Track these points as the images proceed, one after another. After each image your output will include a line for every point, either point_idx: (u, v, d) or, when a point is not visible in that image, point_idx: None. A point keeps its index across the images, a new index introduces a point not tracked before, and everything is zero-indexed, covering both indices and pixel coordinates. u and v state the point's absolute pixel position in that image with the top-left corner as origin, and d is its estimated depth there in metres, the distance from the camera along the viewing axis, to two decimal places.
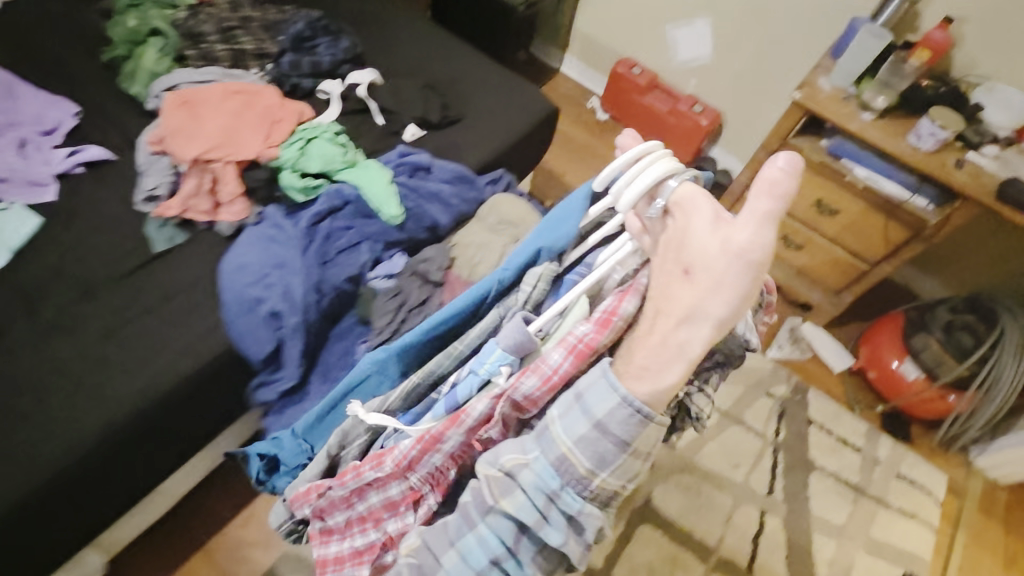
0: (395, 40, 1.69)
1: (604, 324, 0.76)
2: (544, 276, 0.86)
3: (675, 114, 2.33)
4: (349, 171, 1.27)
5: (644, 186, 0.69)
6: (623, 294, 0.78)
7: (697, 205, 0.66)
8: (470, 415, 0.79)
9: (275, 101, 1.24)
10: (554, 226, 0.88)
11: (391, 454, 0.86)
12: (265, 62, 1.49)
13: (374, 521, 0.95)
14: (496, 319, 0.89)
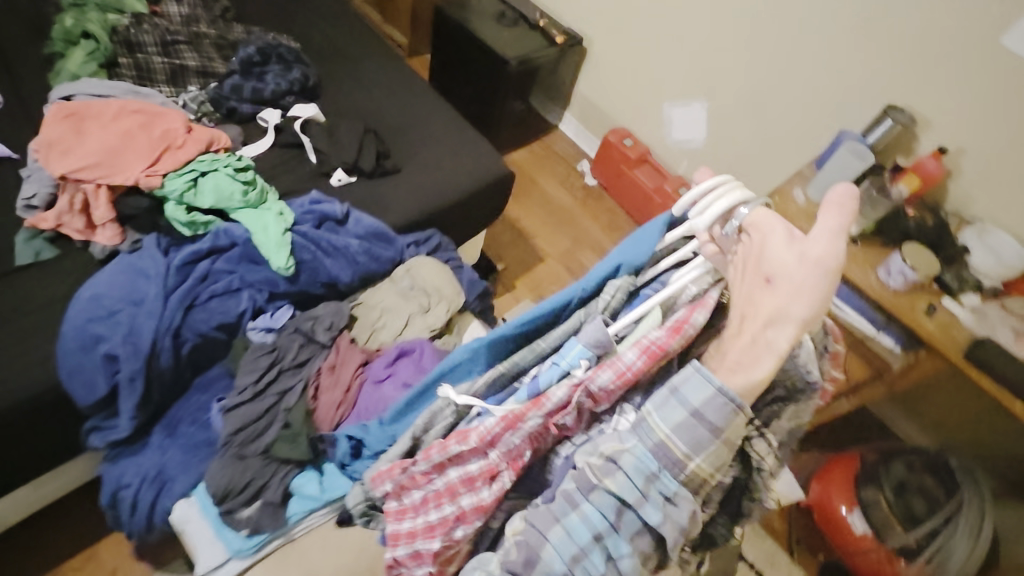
0: (356, 77, 1.63)
1: (676, 330, 0.77)
2: (622, 288, 0.86)
3: (661, 197, 2.22)
4: (248, 211, 1.17)
5: (718, 212, 0.72)
6: (693, 306, 0.80)
7: (771, 223, 0.69)
8: (551, 400, 0.78)
9: (179, 126, 1.15)
10: (633, 244, 0.88)
11: (476, 429, 0.83)
12: (207, 82, 1.43)
13: (452, 501, 0.85)
14: (579, 320, 0.87)
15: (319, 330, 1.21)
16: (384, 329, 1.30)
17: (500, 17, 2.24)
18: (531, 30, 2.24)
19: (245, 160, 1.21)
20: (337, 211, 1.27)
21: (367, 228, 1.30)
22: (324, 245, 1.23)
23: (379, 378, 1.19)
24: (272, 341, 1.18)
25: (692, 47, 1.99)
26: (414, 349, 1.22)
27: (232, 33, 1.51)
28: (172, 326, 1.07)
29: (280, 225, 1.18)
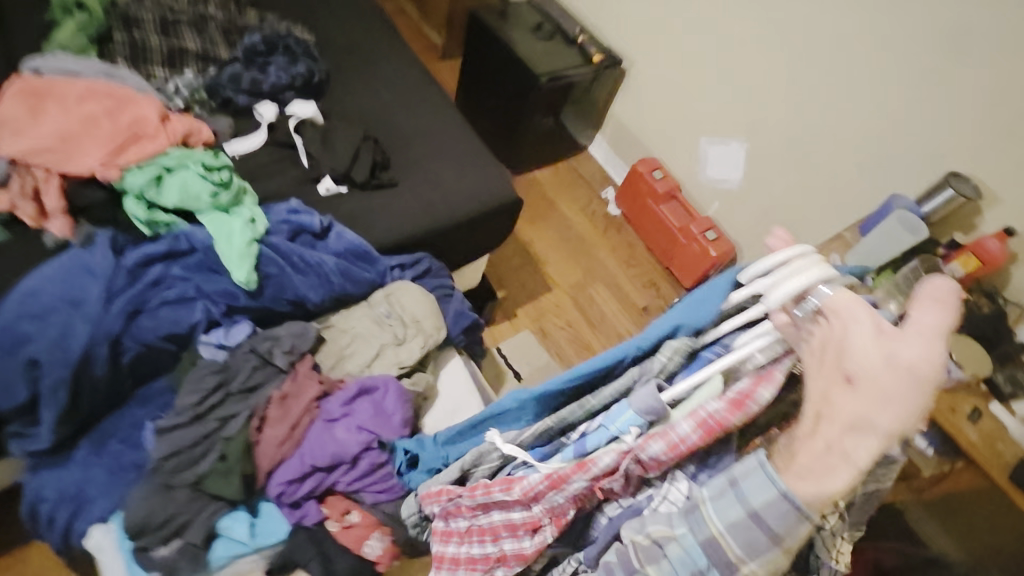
0: (369, 79, 1.52)
1: (735, 405, 0.71)
2: (680, 351, 0.82)
3: (686, 236, 2.05)
4: (215, 213, 1.07)
5: (791, 293, 0.66)
6: (758, 378, 0.72)
7: (855, 311, 0.60)
8: (598, 464, 0.78)
9: (153, 116, 1.06)
10: (692, 309, 0.86)
11: (524, 481, 0.84)
12: (207, 68, 1.34)
13: (495, 541, 0.90)
14: (632, 380, 0.85)
15: (277, 353, 1.10)
16: (355, 358, 1.19)
17: (536, 29, 2.12)
18: (568, 45, 2.12)
19: (223, 158, 1.11)
20: (315, 224, 1.16)
21: (347, 246, 1.19)
22: (295, 260, 1.12)
23: (333, 416, 1.07)
24: (224, 360, 1.07)
25: (736, 81, 1.83)
26: (378, 388, 1.10)
27: (241, 18, 1.42)
28: (110, 333, 0.97)
29: (247, 232, 1.07)
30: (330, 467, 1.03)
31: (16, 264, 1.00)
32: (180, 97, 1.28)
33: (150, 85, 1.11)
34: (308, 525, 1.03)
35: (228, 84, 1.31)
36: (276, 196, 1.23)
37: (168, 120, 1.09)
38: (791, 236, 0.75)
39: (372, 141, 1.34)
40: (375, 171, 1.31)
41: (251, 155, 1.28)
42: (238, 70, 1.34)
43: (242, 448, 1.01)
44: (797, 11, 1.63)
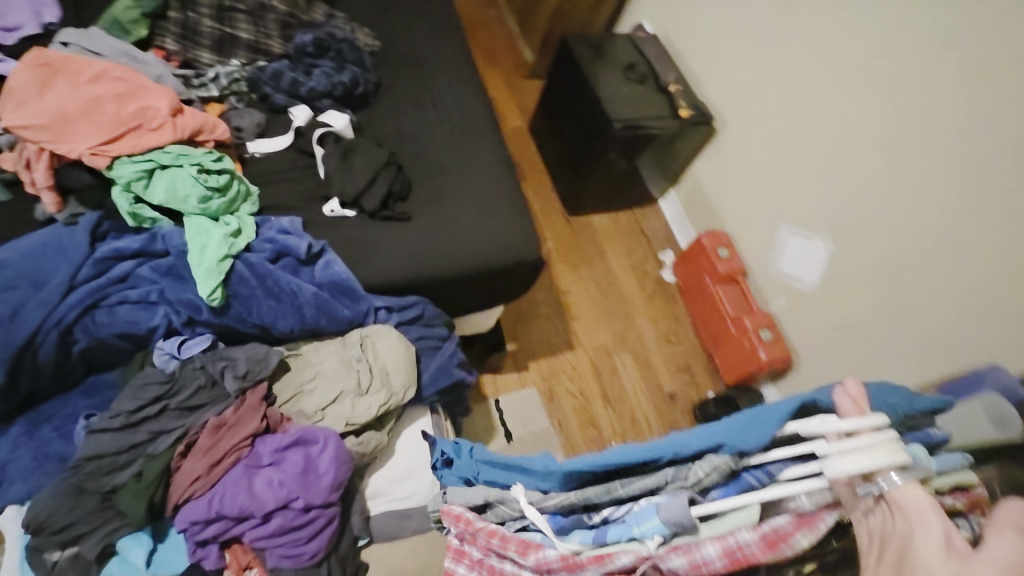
0: (420, 98, 1.44)
1: (766, 540, 0.73)
2: (720, 468, 0.79)
3: (737, 328, 1.81)
4: (199, 220, 1.02)
5: (857, 470, 0.65)
6: (799, 520, 0.73)
7: (922, 516, 0.62)
8: (616, 560, 0.77)
9: (163, 106, 1.01)
10: (747, 427, 0.80)
11: (541, 551, 0.83)
12: (255, 60, 1.30)
13: None
14: (664, 479, 0.82)
15: (228, 376, 1.04)
16: (310, 398, 1.11)
17: (626, 69, 1.94)
18: (657, 92, 1.93)
19: (225, 161, 1.06)
20: (301, 250, 1.08)
21: (330, 278, 1.10)
22: (268, 285, 1.05)
23: (261, 461, 0.99)
24: (172, 371, 1.02)
25: (834, 174, 1.58)
26: (317, 441, 1.02)
27: (303, 14, 1.37)
28: (61, 323, 0.94)
29: (225, 247, 1.01)
30: (241, 517, 0.95)
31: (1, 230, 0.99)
32: (217, 85, 1.23)
33: (171, 72, 1.08)
34: (206, 568, 0.96)
35: (269, 81, 1.27)
36: (280, 207, 1.17)
37: (181, 112, 1.05)
38: (859, 396, 0.74)
39: (395, 167, 1.25)
40: (388, 201, 1.22)
41: (270, 159, 1.23)
42: (283, 68, 1.29)
43: (159, 470, 0.95)
44: (926, 114, 1.36)
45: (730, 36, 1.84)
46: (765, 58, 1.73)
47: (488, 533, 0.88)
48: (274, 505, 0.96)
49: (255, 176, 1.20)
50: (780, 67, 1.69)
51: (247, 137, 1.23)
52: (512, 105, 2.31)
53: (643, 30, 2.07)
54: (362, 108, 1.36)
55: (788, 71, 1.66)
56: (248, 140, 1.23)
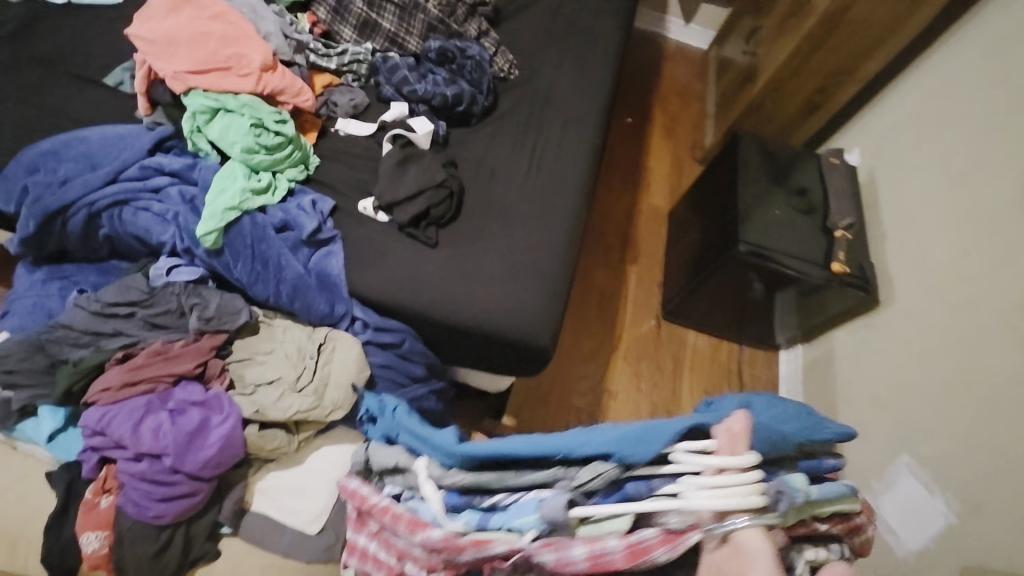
0: (526, 139, 1.36)
1: (631, 549, 0.70)
2: (604, 477, 0.78)
3: None
4: (235, 166, 1.07)
5: (718, 507, 0.67)
6: (664, 536, 0.71)
7: (757, 562, 0.64)
8: (489, 548, 0.78)
9: (255, 61, 1.08)
10: (635, 439, 0.77)
11: (426, 532, 0.83)
12: (387, 50, 1.36)
13: (401, 558, 0.91)
14: (551, 477, 0.83)
15: (194, 314, 1.07)
16: (250, 369, 1.09)
17: (792, 190, 1.65)
18: (820, 232, 1.59)
19: (287, 125, 1.10)
20: (306, 231, 1.08)
21: (320, 269, 1.09)
22: (259, 248, 1.06)
23: (167, 403, 0.99)
24: (156, 286, 1.08)
25: (1006, 431, 1.11)
26: (222, 411, 1.00)
27: (450, 26, 1.40)
28: (91, 206, 1.05)
29: (240, 199, 1.04)
30: (121, 444, 0.96)
31: (106, 117, 1.15)
32: (338, 60, 1.30)
33: (280, 32, 1.15)
34: (82, 471, 0.98)
35: (384, 71, 1.31)
36: (325, 187, 1.18)
37: (273, 70, 1.11)
38: (740, 427, 0.73)
39: (449, 191, 1.19)
40: (420, 220, 1.16)
41: (349, 141, 1.26)
42: (403, 62, 1.32)
43: (93, 364, 1.01)
44: None
45: (941, 199, 1.43)
46: (972, 242, 1.31)
47: (383, 509, 0.89)
48: (149, 449, 0.95)
49: (326, 150, 1.24)
50: (990, 261, 1.25)
51: (340, 114, 1.27)
52: (665, 187, 2.16)
53: (840, 157, 1.74)
54: (459, 125, 1.33)
55: (1000, 270, 1.23)
56: (340, 117, 1.27)
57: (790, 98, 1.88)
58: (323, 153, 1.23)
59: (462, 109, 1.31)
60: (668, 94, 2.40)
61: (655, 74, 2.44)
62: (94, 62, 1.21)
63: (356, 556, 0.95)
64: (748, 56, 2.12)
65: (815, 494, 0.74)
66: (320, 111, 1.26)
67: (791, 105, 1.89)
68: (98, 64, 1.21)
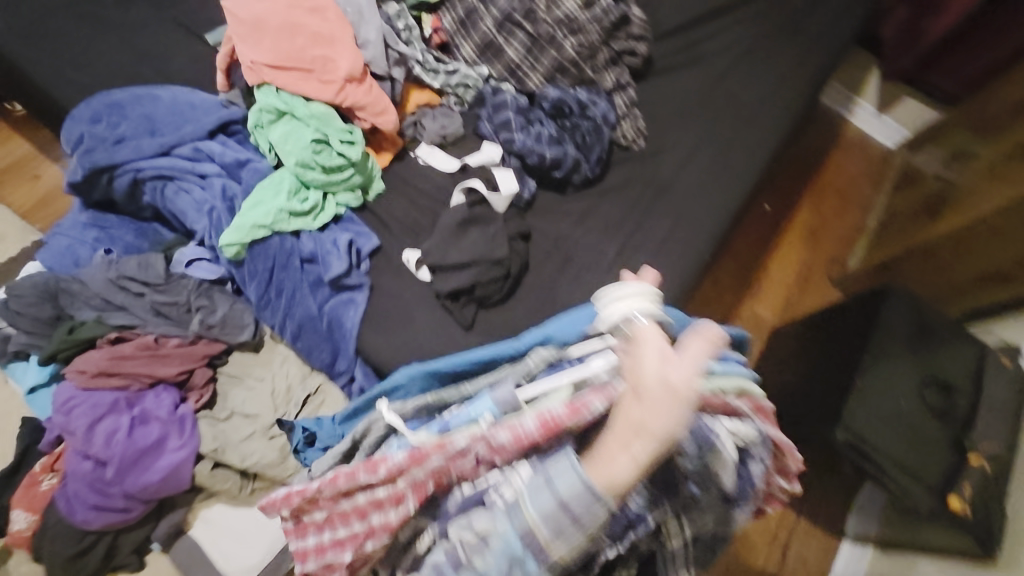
0: (622, 229, 1.14)
1: (573, 410, 0.55)
2: (544, 356, 0.65)
3: None
4: (283, 179, 0.95)
5: (618, 311, 0.58)
6: (600, 386, 0.57)
7: (651, 339, 0.53)
8: (451, 442, 0.58)
9: (342, 70, 0.95)
10: (565, 323, 0.70)
11: (384, 457, 0.59)
12: (504, 80, 1.19)
13: (362, 523, 0.61)
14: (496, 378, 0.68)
15: (199, 316, 0.99)
16: (235, 393, 1.01)
17: (933, 380, 1.33)
18: (949, 450, 1.26)
19: (354, 148, 0.97)
20: (331, 272, 0.95)
21: (334, 316, 0.96)
22: (277, 276, 0.95)
23: (132, 407, 0.92)
24: (173, 274, 1.01)
25: None
26: (182, 435, 0.92)
27: (582, 72, 1.19)
28: (137, 172, 0.98)
29: (273, 218, 0.93)
30: (72, 434, 0.90)
31: (191, 78, 1.08)
32: (445, 79, 1.15)
33: (381, 41, 1.02)
34: (40, 443, 0.95)
35: (490, 105, 1.14)
36: (380, 222, 1.05)
37: (361, 83, 0.98)
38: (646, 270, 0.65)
39: (505, 271, 1.01)
40: (461, 293, 0.99)
41: (425, 174, 1.11)
42: (513, 100, 1.14)
43: (84, 339, 0.96)
44: None
45: None
46: None
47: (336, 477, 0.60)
48: (95, 452, 0.88)
49: (397, 178, 1.10)
50: None
51: (426, 140, 1.13)
52: (780, 297, 1.86)
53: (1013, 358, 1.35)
54: (552, 190, 1.15)
55: None
56: (426, 143, 1.13)
57: (976, 256, 1.49)
58: (393, 181, 1.10)
59: (558, 174, 1.12)
60: (826, 191, 2.04)
61: (819, 161, 2.09)
62: (205, 15, 1.14)
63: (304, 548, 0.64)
64: (942, 183, 1.71)
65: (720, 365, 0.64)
66: (407, 130, 1.13)
67: (971, 263, 1.51)
68: (207, 19, 1.14)
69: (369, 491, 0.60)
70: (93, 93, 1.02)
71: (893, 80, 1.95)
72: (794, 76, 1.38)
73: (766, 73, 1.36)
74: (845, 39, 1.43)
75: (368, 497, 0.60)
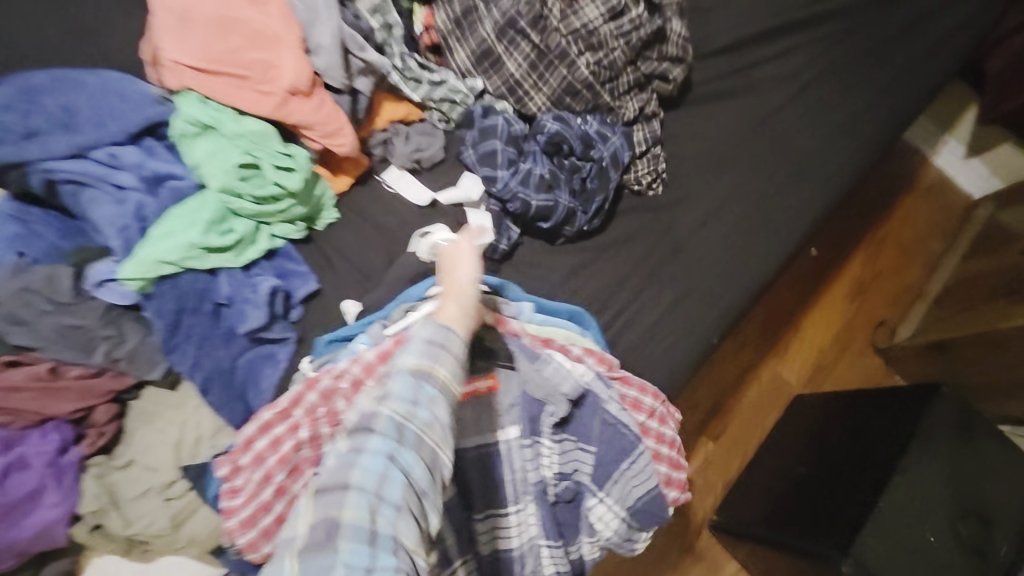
0: (612, 300, 0.97)
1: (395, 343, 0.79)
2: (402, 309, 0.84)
3: None
4: (201, 207, 0.79)
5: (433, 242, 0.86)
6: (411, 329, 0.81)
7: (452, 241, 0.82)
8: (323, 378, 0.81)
9: (282, 81, 0.79)
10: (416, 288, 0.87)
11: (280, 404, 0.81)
12: (500, 97, 0.99)
13: (275, 459, 0.79)
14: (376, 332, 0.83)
15: (103, 347, 0.86)
16: (139, 436, 0.88)
17: (970, 510, 1.12)
18: None
19: (293, 176, 0.81)
20: (248, 324, 0.80)
21: (247, 373, 0.82)
22: (185, 319, 0.80)
23: (8, 451, 0.81)
24: (82, 295, 0.86)
25: None
26: (60, 489, 0.81)
27: (597, 97, 0.98)
28: (49, 175, 0.83)
29: (183, 254, 0.78)
30: None
31: (127, 62, 0.91)
32: (429, 91, 0.96)
33: (337, 48, 0.84)
34: None
35: (477, 130, 0.95)
36: (325, 260, 0.90)
37: (307, 97, 0.81)
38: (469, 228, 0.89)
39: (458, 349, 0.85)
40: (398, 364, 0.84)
41: (388, 206, 0.94)
42: (506, 127, 0.95)
43: None
44: None
45: None
46: None
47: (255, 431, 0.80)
48: None
49: (354, 208, 0.93)
50: None
51: (396, 162, 0.95)
52: (808, 360, 1.62)
53: None
54: (538, 240, 0.98)
55: None
56: (395, 167, 0.95)
57: None
58: (349, 210, 0.93)
59: (546, 224, 0.94)
60: (886, 242, 1.74)
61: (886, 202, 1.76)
62: None
63: (234, 499, 0.78)
64: None
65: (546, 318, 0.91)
66: (374, 150, 0.94)
67: None
68: None
69: (269, 434, 0.80)
70: (8, 74, 0.87)
71: (988, 125, 1.64)
72: (854, 124, 1.16)
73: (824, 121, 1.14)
74: (923, 85, 1.20)
75: (267, 439, 0.79)
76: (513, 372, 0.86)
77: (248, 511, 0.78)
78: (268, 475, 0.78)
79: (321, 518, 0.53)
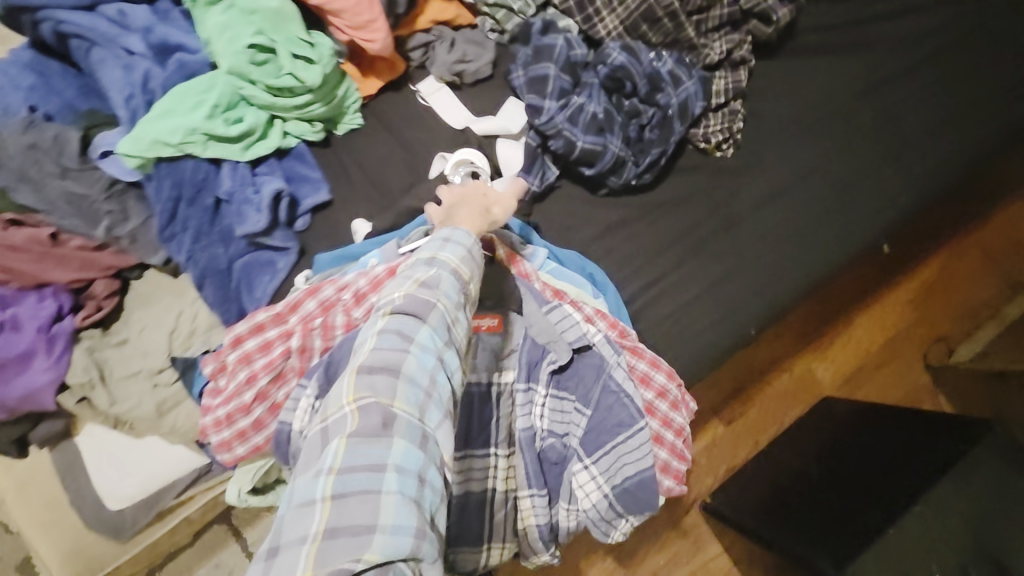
0: (648, 267, 0.87)
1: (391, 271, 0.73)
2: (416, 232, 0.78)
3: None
4: (211, 90, 0.75)
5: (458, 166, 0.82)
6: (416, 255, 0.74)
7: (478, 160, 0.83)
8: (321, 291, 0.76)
9: None
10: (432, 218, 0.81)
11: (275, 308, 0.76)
12: (567, 14, 0.89)
13: (261, 362, 0.74)
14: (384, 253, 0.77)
15: (105, 221, 0.82)
16: (138, 317, 0.85)
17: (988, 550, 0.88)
18: None
19: (311, 68, 0.77)
20: (245, 226, 0.76)
21: (243, 277, 0.78)
22: (182, 210, 0.75)
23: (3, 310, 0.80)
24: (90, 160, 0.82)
25: None
26: (51, 355, 0.80)
27: (681, 30, 0.88)
28: (58, 24, 0.77)
29: (183, 137, 0.73)
30: None
31: None
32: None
33: None
34: None
35: (532, 46, 0.85)
36: (349, 170, 0.83)
37: None
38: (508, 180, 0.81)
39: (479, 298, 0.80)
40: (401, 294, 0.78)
41: (423, 123, 0.86)
42: (564, 48, 0.85)
43: None
44: None
45: None
46: None
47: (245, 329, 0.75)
48: None
49: (389, 122, 0.85)
50: None
51: (437, 73, 0.86)
52: (851, 362, 1.27)
53: None
54: (582, 186, 0.88)
55: None
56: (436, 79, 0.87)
57: None
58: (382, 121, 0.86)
59: (591, 172, 0.84)
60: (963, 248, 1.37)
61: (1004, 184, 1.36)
62: None
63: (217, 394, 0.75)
64: None
65: (562, 268, 0.84)
66: (413, 53, 0.86)
67: None
68: None
69: (258, 333, 0.75)
70: None
71: None
72: (977, 104, 0.96)
73: (938, 99, 0.96)
74: None
75: (258, 341, 0.75)
76: (522, 318, 0.80)
77: (225, 409, 0.74)
78: (251, 379, 0.74)
79: (373, 402, 0.50)
